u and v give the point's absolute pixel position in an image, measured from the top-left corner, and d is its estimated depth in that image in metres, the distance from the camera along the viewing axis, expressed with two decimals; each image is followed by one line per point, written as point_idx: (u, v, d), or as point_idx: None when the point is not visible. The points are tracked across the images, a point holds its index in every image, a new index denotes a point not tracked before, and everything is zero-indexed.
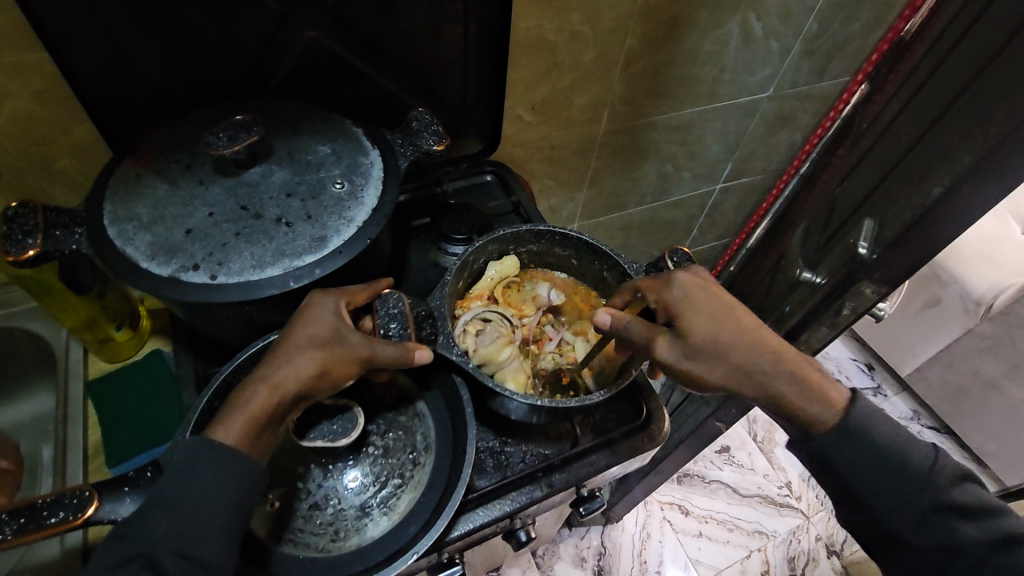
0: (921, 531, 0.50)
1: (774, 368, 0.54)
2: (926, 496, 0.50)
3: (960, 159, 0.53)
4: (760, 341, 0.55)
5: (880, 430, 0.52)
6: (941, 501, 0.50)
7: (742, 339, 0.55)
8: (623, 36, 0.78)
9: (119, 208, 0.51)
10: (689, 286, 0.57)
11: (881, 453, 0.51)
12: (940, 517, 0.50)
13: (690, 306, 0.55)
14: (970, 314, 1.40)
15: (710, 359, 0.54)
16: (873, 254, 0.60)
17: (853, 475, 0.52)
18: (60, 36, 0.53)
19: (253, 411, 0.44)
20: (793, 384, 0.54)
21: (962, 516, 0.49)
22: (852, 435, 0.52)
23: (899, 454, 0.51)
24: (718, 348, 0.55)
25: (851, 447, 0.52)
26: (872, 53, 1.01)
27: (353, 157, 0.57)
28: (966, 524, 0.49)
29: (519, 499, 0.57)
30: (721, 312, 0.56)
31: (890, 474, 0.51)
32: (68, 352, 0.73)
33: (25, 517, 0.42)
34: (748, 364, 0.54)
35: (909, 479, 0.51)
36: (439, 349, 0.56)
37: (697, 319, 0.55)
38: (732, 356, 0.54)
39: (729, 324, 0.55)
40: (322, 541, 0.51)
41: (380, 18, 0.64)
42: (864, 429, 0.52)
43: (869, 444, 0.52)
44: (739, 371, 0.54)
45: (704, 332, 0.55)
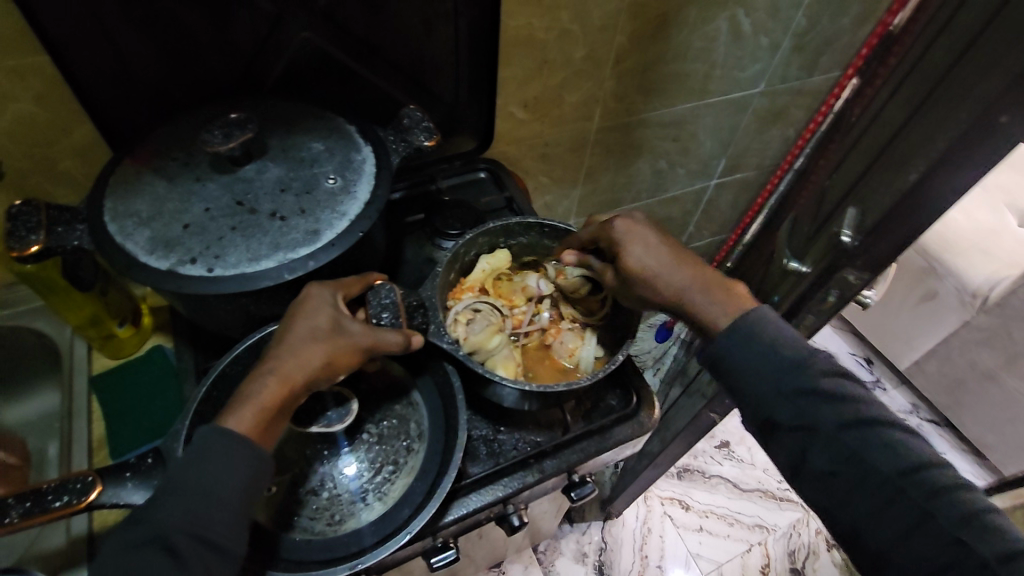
0: (787, 412, 0.51)
1: (695, 293, 0.58)
2: (790, 381, 0.51)
3: (935, 145, 0.54)
4: (686, 270, 0.59)
5: (762, 331, 0.54)
6: (806, 385, 0.51)
7: (668, 275, 0.59)
8: (613, 33, 0.80)
9: (120, 205, 0.53)
10: (621, 229, 0.61)
11: (760, 350, 0.53)
12: (804, 399, 0.50)
13: (624, 246, 0.60)
14: (967, 306, 1.39)
15: (642, 286, 0.60)
16: (854, 241, 0.62)
17: (739, 368, 0.54)
18: (61, 40, 0.55)
19: (263, 404, 0.46)
20: (707, 302, 0.57)
21: (823, 400, 0.50)
22: (742, 341, 0.54)
23: (775, 348, 0.53)
24: (652, 287, 0.59)
25: (738, 350, 0.54)
26: (862, 48, 1.02)
27: (346, 153, 0.59)
28: (824, 406, 0.50)
29: (511, 484, 0.59)
30: (649, 254, 0.59)
31: (764, 366, 0.53)
32: (72, 349, 0.76)
33: (31, 501, 0.44)
34: (672, 286, 0.59)
35: (779, 367, 0.52)
36: (431, 337, 0.58)
37: (631, 252, 0.60)
38: (661, 284, 0.59)
39: (658, 263, 0.59)
40: (319, 525, 0.53)
41: (372, 18, 0.65)
42: (750, 332, 0.54)
43: (751, 344, 0.54)
44: (667, 293, 0.59)
45: (634, 271, 0.59)
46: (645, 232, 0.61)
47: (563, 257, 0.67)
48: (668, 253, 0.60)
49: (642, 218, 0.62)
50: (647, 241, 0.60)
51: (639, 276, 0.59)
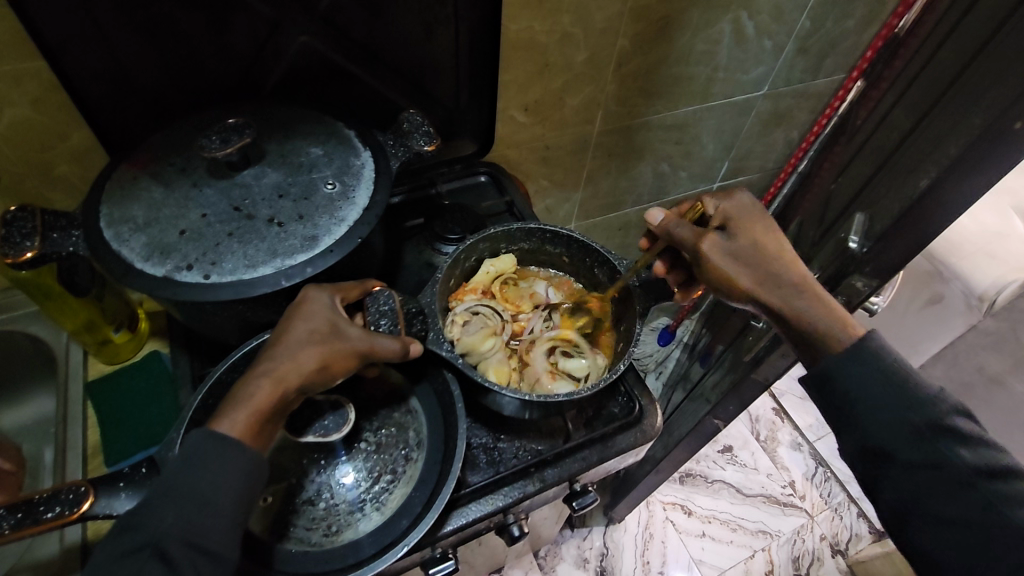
0: (914, 447, 0.49)
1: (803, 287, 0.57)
2: (925, 417, 0.49)
3: (945, 151, 0.53)
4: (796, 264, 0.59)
5: (888, 352, 0.52)
6: (939, 421, 0.48)
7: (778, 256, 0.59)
8: (615, 36, 0.79)
9: (116, 211, 0.52)
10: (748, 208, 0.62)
11: (891, 380, 0.50)
12: (936, 435, 0.48)
13: (745, 220, 0.61)
14: (973, 310, 1.37)
15: (745, 263, 0.59)
16: (863, 248, 0.61)
17: (861, 392, 0.51)
18: (57, 44, 0.55)
19: (256, 405, 0.45)
20: (816, 303, 0.56)
21: (958, 439, 0.48)
22: (861, 354, 0.52)
23: (905, 379, 0.50)
24: (760, 258, 0.59)
25: (860, 364, 0.52)
26: (867, 49, 0.97)
27: (345, 158, 0.58)
28: (959, 448, 0.47)
29: (511, 494, 0.58)
30: (768, 235, 0.60)
31: (897, 396, 0.50)
32: (67, 354, 0.75)
33: (23, 511, 0.43)
34: (778, 273, 0.58)
35: (910, 397, 0.50)
36: (429, 344, 0.57)
37: (746, 231, 0.60)
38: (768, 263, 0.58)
39: (774, 243, 0.60)
40: (315, 535, 0.52)
41: (372, 21, 0.65)
42: (876, 349, 0.52)
43: (878, 370, 0.51)
44: (772, 275, 0.58)
45: (747, 242, 0.60)
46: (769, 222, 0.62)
47: (650, 213, 0.66)
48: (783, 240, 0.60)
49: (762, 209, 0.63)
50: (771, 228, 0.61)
51: (748, 253, 0.59)
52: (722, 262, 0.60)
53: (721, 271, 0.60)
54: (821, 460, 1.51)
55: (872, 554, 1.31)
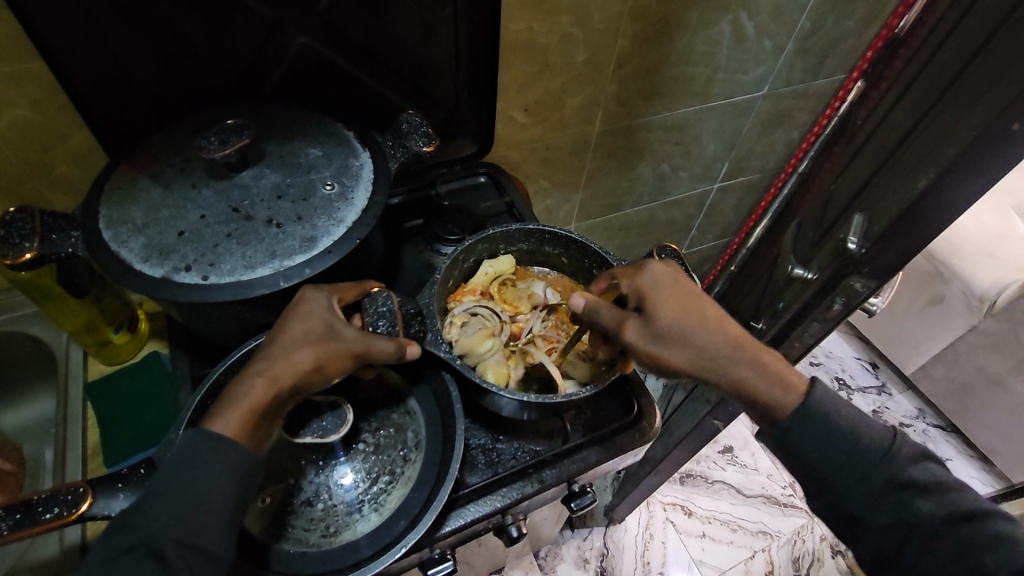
0: (881, 508, 0.52)
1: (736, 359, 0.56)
2: (882, 475, 0.52)
3: (944, 151, 0.53)
4: (722, 333, 0.57)
5: (831, 408, 0.55)
6: (896, 477, 0.52)
7: (705, 330, 0.57)
8: (614, 37, 0.79)
9: (114, 212, 0.52)
10: (662, 276, 0.58)
11: (841, 440, 0.53)
12: (896, 492, 0.51)
13: (664, 296, 0.57)
14: (974, 311, 1.37)
15: (675, 347, 0.56)
16: (862, 249, 0.61)
17: (816, 458, 0.54)
18: (57, 45, 0.55)
19: (249, 405, 0.45)
20: (756, 372, 0.56)
21: (918, 492, 0.51)
22: (810, 418, 0.54)
23: (858, 437, 0.53)
24: (689, 338, 0.56)
25: (810, 430, 0.54)
26: (867, 50, 1.01)
27: (344, 159, 0.58)
28: (921, 500, 0.51)
29: (509, 495, 0.58)
30: (689, 309, 0.57)
31: (851, 457, 0.53)
32: (68, 355, 0.75)
33: (21, 513, 0.43)
34: (715, 349, 0.56)
35: (864, 457, 0.53)
36: (428, 345, 0.57)
37: (667, 308, 0.57)
38: (696, 344, 0.56)
39: (698, 316, 0.57)
40: (313, 536, 0.52)
41: (370, 22, 0.65)
42: (818, 411, 0.54)
43: (828, 432, 0.54)
44: (704, 354, 0.56)
45: (672, 322, 0.56)
46: (683, 284, 0.59)
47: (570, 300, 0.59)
48: (702, 308, 0.58)
49: (672, 269, 0.59)
50: (688, 293, 0.58)
51: (677, 334, 0.56)
52: (657, 353, 0.56)
53: (658, 361, 0.56)
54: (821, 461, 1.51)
55: None
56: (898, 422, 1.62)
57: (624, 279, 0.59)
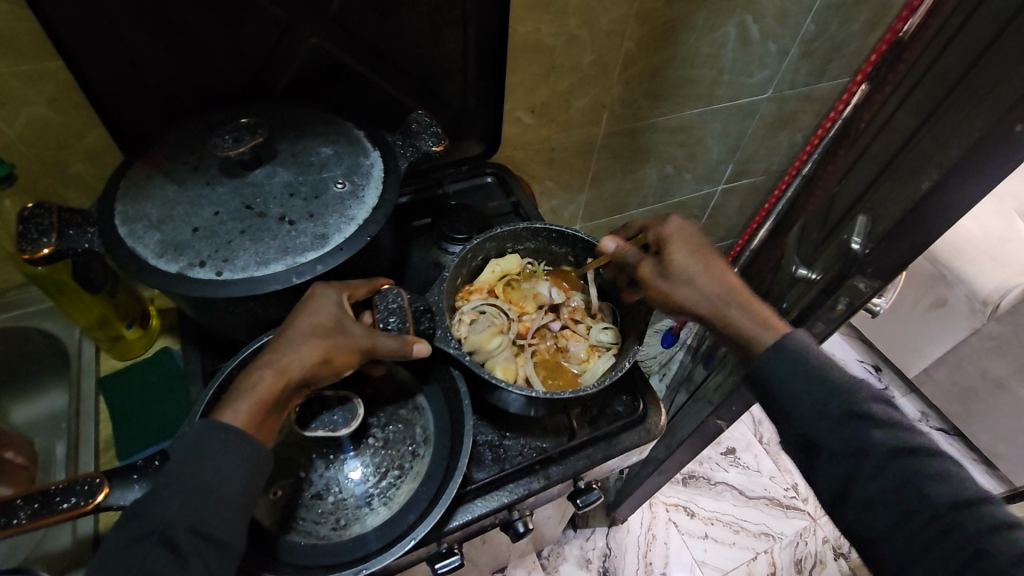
0: (834, 435, 0.49)
1: (732, 300, 0.58)
2: (839, 404, 0.49)
3: (947, 153, 0.54)
4: (726, 279, 0.59)
5: (809, 348, 0.53)
6: (855, 407, 0.49)
7: (714, 273, 0.59)
8: (620, 39, 0.80)
9: (130, 208, 0.53)
10: (685, 223, 0.62)
11: (810, 372, 0.51)
12: (852, 421, 0.49)
13: (679, 238, 0.61)
14: (977, 314, 1.37)
15: (680, 283, 0.59)
16: (866, 249, 0.61)
17: (780, 387, 0.52)
18: (75, 45, 0.56)
19: (259, 396, 0.46)
20: (747, 316, 0.56)
21: (873, 423, 0.48)
22: (778, 351, 0.53)
23: (825, 373, 0.51)
24: (692, 279, 0.59)
25: (779, 363, 0.53)
26: (872, 53, 1.02)
27: (355, 158, 0.59)
28: (874, 431, 0.48)
29: (516, 491, 0.59)
30: (699, 253, 0.60)
31: (810, 387, 0.51)
32: (80, 351, 0.76)
33: (38, 502, 0.45)
34: (717, 294, 0.58)
35: (828, 387, 0.50)
36: (437, 343, 0.58)
37: (678, 249, 0.60)
38: (699, 283, 0.58)
39: (708, 262, 0.59)
40: (324, 529, 0.53)
41: (381, 24, 0.65)
42: (798, 348, 0.53)
43: (798, 361, 0.52)
44: (706, 298, 0.58)
45: (678, 262, 0.59)
46: (703, 233, 0.62)
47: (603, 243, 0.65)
48: (712, 255, 0.60)
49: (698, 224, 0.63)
50: (705, 240, 0.61)
51: (684, 272, 0.59)
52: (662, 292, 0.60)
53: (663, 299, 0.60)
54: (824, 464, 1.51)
55: None
56: None
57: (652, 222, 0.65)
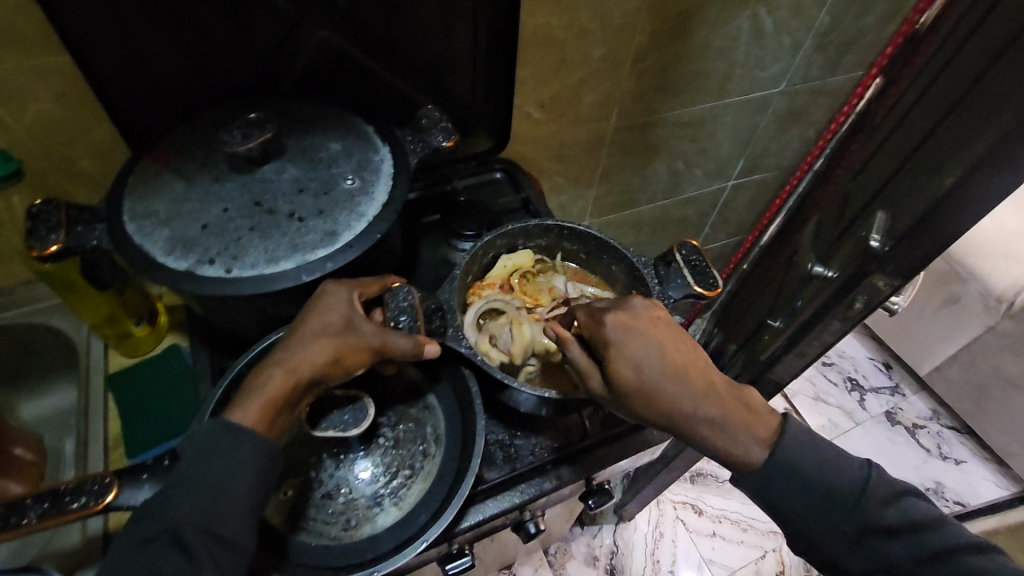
0: (856, 555, 0.51)
1: (706, 417, 0.51)
2: (855, 523, 0.50)
3: (971, 149, 0.52)
4: (693, 400, 0.51)
5: (804, 454, 0.52)
6: (871, 524, 0.50)
7: (672, 391, 0.51)
8: (632, 33, 0.79)
9: (138, 205, 0.52)
10: (629, 329, 0.52)
11: (810, 488, 0.51)
12: (871, 540, 0.50)
13: (625, 354, 0.51)
14: (991, 312, 1.35)
15: (639, 402, 0.51)
16: (885, 246, 0.60)
17: (783, 505, 0.52)
18: (82, 39, 0.55)
19: (269, 395, 0.45)
20: (726, 432, 0.51)
21: (891, 537, 0.50)
22: (779, 470, 0.51)
23: (824, 487, 0.51)
24: (646, 404, 0.51)
25: (780, 480, 0.51)
26: (887, 47, 1.00)
27: (364, 154, 0.58)
28: (893, 545, 0.50)
29: (528, 491, 0.58)
30: (653, 370, 0.51)
31: (817, 505, 0.51)
32: (88, 347, 0.76)
33: (49, 501, 0.44)
34: (680, 416, 0.51)
35: (836, 504, 0.51)
36: (448, 341, 0.57)
37: (627, 370, 0.51)
38: (664, 401, 0.50)
39: (663, 382, 0.51)
40: (334, 529, 0.53)
41: (391, 17, 0.64)
42: (791, 459, 0.51)
43: (794, 478, 0.51)
44: (668, 421, 0.51)
45: (631, 385, 0.51)
46: (653, 339, 0.52)
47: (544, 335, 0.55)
48: (667, 360, 0.51)
49: (645, 312, 0.53)
50: (657, 350, 0.51)
51: (644, 389, 0.50)
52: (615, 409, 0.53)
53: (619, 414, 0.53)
54: None
55: None
56: (911, 424, 1.62)
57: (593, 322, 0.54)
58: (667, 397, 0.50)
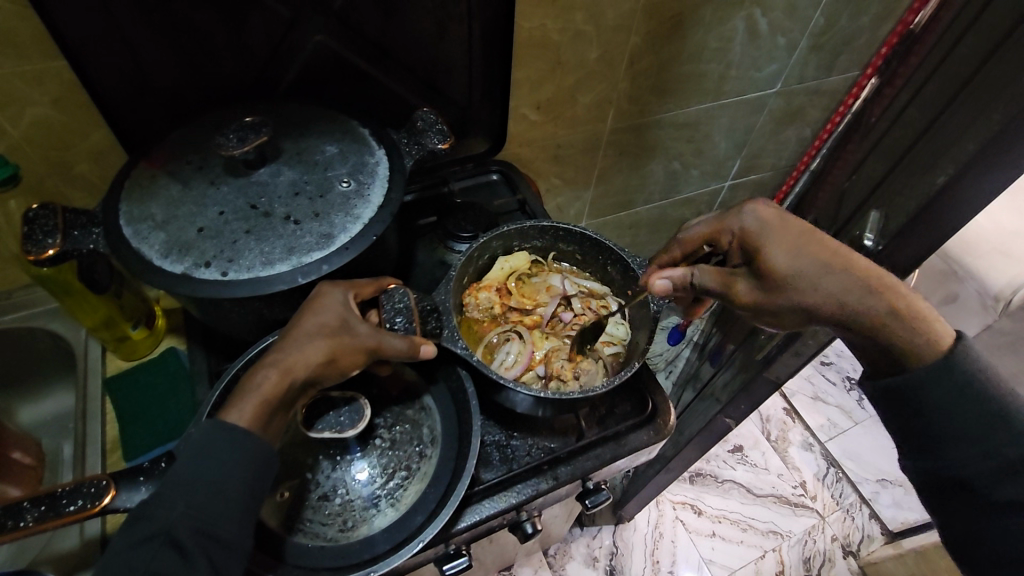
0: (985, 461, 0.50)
1: (870, 302, 0.54)
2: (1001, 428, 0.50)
3: (963, 148, 0.53)
4: (848, 272, 0.55)
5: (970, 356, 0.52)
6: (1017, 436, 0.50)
7: (829, 268, 0.55)
8: (627, 34, 0.79)
9: (134, 208, 0.53)
10: (767, 219, 0.59)
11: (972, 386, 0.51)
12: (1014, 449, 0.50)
13: (774, 239, 0.58)
14: (989, 310, 1.36)
15: (797, 293, 0.56)
16: (879, 245, 0.62)
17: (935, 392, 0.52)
18: (77, 45, 0.56)
19: (264, 395, 0.46)
20: (900, 317, 0.53)
21: None
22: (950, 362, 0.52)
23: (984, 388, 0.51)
24: (804, 281, 0.55)
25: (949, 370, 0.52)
26: (883, 46, 1.01)
27: (360, 157, 0.58)
28: None
29: (524, 491, 0.58)
30: (803, 250, 0.56)
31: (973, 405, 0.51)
32: (86, 350, 0.76)
33: (46, 505, 0.44)
34: (841, 291, 0.55)
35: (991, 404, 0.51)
36: (444, 342, 0.57)
37: (780, 250, 0.57)
38: (823, 283, 0.55)
39: (818, 259, 0.56)
40: (331, 530, 0.53)
41: (386, 20, 0.65)
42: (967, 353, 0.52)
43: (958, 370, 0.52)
44: (833, 297, 0.55)
45: (787, 266, 0.56)
46: (792, 223, 0.59)
47: (655, 284, 0.60)
48: (818, 245, 0.56)
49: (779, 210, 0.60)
50: (799, 231, 0.58)
51: (801, 274, 0.56)
52: (771, 301, 0.57)
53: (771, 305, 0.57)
54: (832, 461, 1.51)
55: (884, 555, 1.30)
56: None
57: (727, 229, 0.62)
58: (827, 269, 0.55)
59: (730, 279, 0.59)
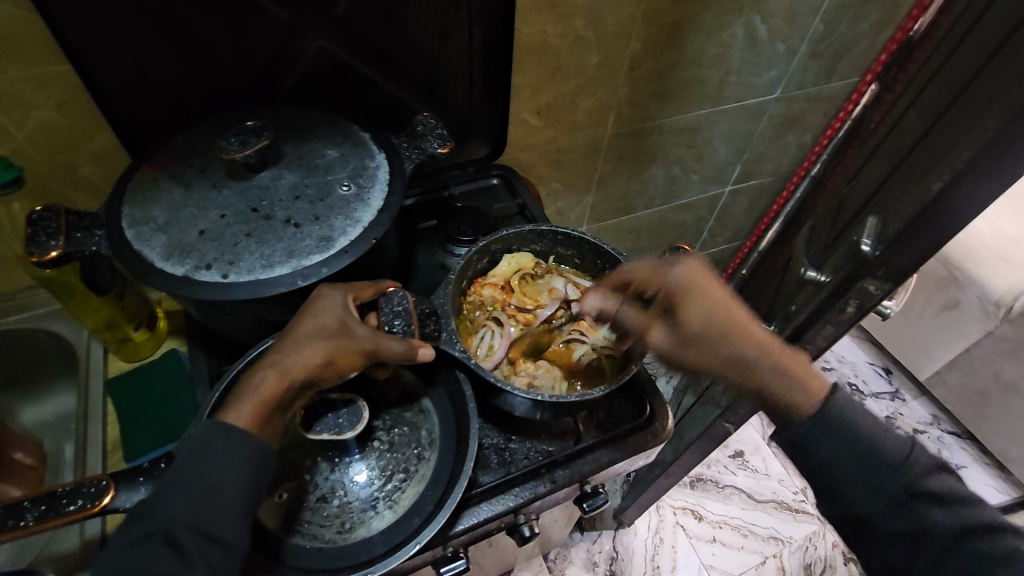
0: (895, 514, 0.53)
1: (765, 360, 0.55)
2: (897, 483, 0.52)
3: (958, 154, 0.53)
4: (749, 338, 0.56)
5: (856, 418, 0.54)
6: (913, 487, 0.52)
7: (734, 330, 0.56)
8: (627, 40, 0.80)
9: (137, 211, 0.53)
10: (689, 276, 0.58)
11: (860, 444, 0.54)
12: (914, 500, 0.52)
13: (690, 296, 0.57)
14: (990, 316, 1.34)
15: (704, 348, 0.57)
16: (875, 250, 0.60)
17: (832, 456, 0.54)
18: (82, 50, 0.56)
19: (263, 396, 0.46)
20: (779, 375, 0.55)
21: (935, 502, 0.51)
22: (829, 426, 0.54)
23: (874, 443, 0.53)
24: (709, 339, 0.56)
25: (832, 437, 0.54)
26: (882, 53, 1.01)
27: (360, 161, 0.59)
28: (936, 511, 0.51)
29: (522, 494, 0.58)
30: (714, 310, 0.57)
31: (867, 464, 0.53)
32: (88, 352, 0.77)
33: (46, 504, 0.45)
34: (743, 354, 0.56)
35: (883, 462, 0.53)
36: (442, 345, 0.57)
37: (692, 311, 0.57)
38: (730, 345, 0.56)
39: (728, 321, 0.56)
40: (329, 532, 0.53)
41: (387, 26, 0.66)
42: (842, 421, 0.54)
43: (843, 433, 0.54)
44: (733, 359, 0.56)
45: (696, 322, 0.57)
46: (712, 285, 0.58)
47: (588, 302, 0.62)
48: (730, 307, 0.57)
49: (704, 266, 0.59)
50: (717, 293, 0.57)
51: (707, 331, 0.56)
52: (675, 354, 0.58)
53: (676, 359, 0.58)
54: None
55: None
56: (912, 429, 1.61)
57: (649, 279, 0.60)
58: (730, 332, 0.56)
59: (647, 322, 0.59)
